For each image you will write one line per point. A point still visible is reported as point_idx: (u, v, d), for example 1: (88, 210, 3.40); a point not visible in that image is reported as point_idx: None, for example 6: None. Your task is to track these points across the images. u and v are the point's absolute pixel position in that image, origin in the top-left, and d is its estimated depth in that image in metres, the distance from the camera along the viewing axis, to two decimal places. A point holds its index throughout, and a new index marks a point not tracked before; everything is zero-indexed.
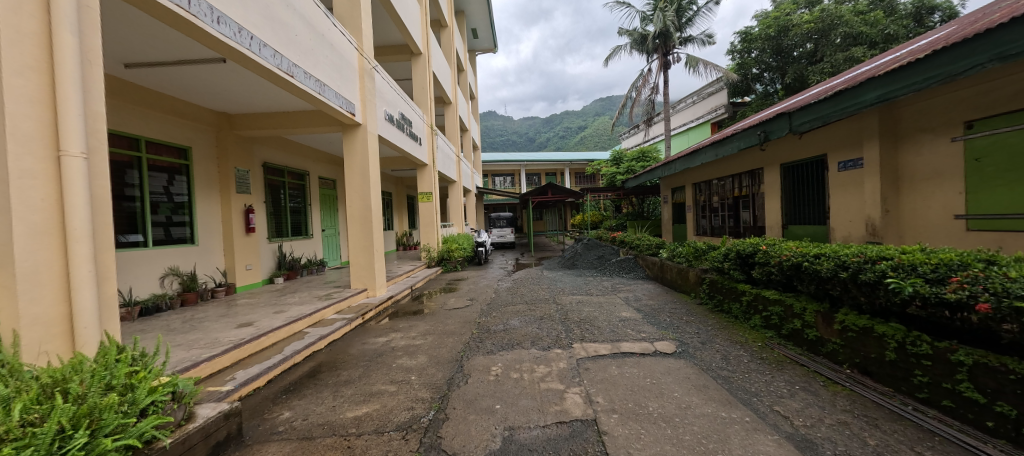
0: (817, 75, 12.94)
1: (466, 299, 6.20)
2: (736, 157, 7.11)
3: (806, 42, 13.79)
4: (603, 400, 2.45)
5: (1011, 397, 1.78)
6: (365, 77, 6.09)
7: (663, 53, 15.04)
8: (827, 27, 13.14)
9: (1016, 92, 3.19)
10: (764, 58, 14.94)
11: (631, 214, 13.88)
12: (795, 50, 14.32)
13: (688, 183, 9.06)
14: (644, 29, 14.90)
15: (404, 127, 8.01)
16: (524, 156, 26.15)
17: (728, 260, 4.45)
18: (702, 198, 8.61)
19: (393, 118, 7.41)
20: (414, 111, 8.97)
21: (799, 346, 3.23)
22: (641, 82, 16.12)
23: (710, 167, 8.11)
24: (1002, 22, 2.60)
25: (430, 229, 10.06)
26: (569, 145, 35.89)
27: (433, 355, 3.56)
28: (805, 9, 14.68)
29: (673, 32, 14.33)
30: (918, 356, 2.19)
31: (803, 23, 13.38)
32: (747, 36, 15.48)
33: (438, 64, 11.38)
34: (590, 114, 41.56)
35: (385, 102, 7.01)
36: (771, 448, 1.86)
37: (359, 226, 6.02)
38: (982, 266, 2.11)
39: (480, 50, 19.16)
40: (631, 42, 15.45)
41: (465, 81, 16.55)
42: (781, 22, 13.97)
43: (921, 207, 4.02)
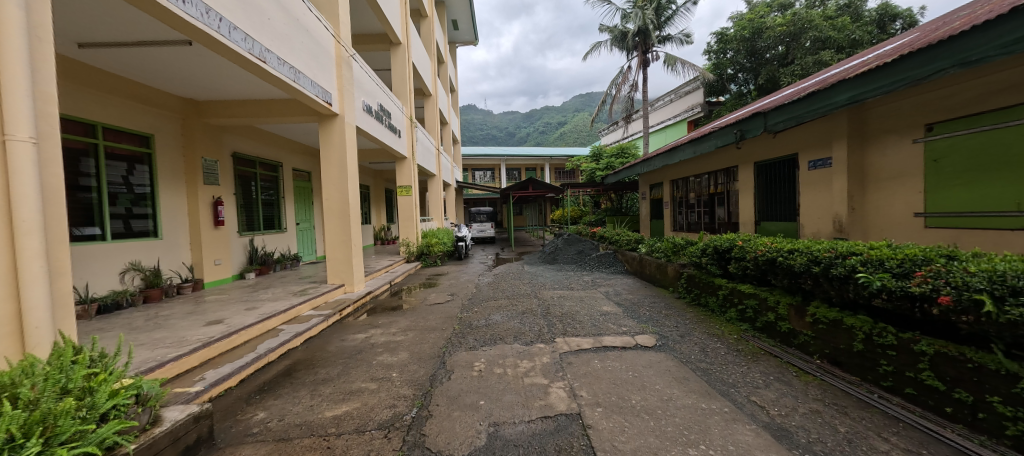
0: (788, 76, 13.46)
1: (446, 295, 6.11)
2: (712, 155, 7.30)
3: (779, 44, 14.34)
4: (587, 393, 2.47)
5: (970, 384, 1.90)
6: (343, 66, 5.86)
7: (643, 51, 15.17)
8: (798, 31, 13.69)
9: (975, 98, 3.39)
10: (738, 59, 15.43)
11: (610, 210, 14.11)
12: (768, 52, 14.90)
13: (666, 180, 9.26)
14: (625, 26, 15.00)
15: (383, 119, 7.80)
16: (505, 151, 26.03)
17: (706, 255, 4.57)
18: (679, 195, 8.80)
19: (372, 109, 7.20)
20: (393, 102, 8.72)
21: (772, 338, 3.36)
22: (621, 79, 16.26)
23: (687, 165, 8.29)
24: (967, 29, 2.73)
25: (408, 224, 9.79)
26: (550, 140, 35.97)
27: (414, 351, 3.49)
28: (778, 12, 15.21)
29: (652, 30, 14.45)
30: (884, 346, 2.32)
31: (776, 26, 13.94)
32: (723, 37, 15.89)
33: (418, 54, 11.13)
34: (571, 112, 41.86)
35: (364, 91, 6.80)
36: (749, 438, 1.92)
37: (337, 220, 5.82)
38: (944, 261, 2.22)
39: (461, 43, 18.92)
40: (612, 39, 15.51)
41: (445, 74, 16.30)
42: (754, 24, 14.50)
43: (885, 205, 4.23)
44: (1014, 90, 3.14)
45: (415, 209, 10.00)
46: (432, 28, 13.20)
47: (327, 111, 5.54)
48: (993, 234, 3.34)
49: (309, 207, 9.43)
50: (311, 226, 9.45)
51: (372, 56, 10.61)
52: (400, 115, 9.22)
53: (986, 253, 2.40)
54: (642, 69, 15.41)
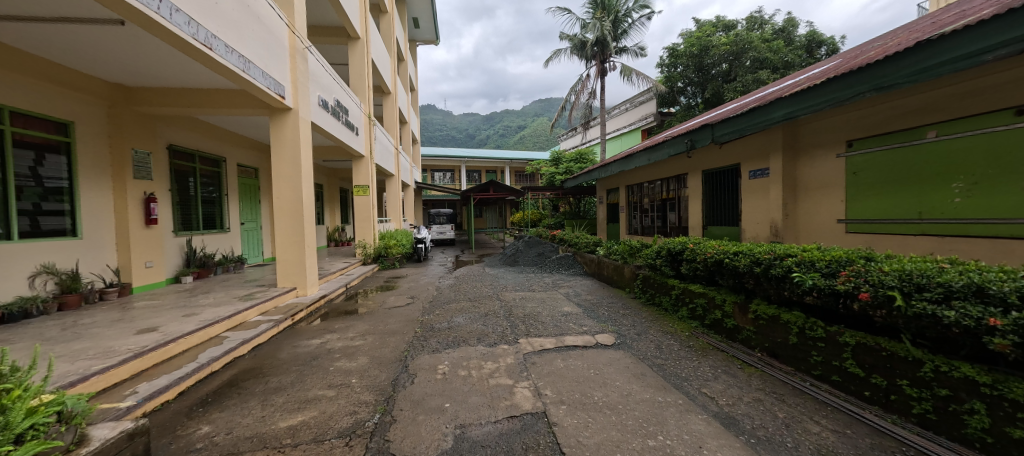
0: (732, 92, 14.57)
1: (406, 298, 5.98)
2: (664, 162, 7.71)
3: (723, 62, 15.39)
4: (551, 392, 2.52)
5: (883, 370, 2.14)
6: (298, 58, 5.57)
7: (600, 60, 15.74)
8: (740, 50, 14.82)
9: (884, 119, 3.87)
10: (687, 73, 16.38)
11: (569, 213, 14.47)
12: (713, 69, 15.81)
13: (623, 185, 9.65)
14: (584, 35, 15.51)
15: (340, 116, 7.50)
16: (466, 153, 25.92)
17: (660, 257, 4.81)
18: (634, 199, 9.21)
19: (329, 105, 6.89)
20: (351, 98, 8.40)
21: (719, 334, 3.61)
22: (580, 87, 16.75)
23: (642, 171, 8.70)
24: (882, 58, 3.10)
25: (365, 225, 9.51)
26: (510, 143, 36.26)
27: (375, 356, 3.38)
28: (722, 32, 16.41)
29: (609, 41, 15.00)
30: (815, 339, 2.57)
31: (721, 45, 15.04)
32: (673, 52, 16.85)
33: (377, 50, 10.82)
34: (534, 116, 42.58)
35: (320, 86, 6.49)
36: (701, 426, 2.05)
37: (290, 219, 5.50)
38: (863, 262, 2.50)
39: (422, 41, 18.63)
40: (572, 47, 15.96)
41: (405, 72, 15.98)
42: (702, 42, 15.54)
43: (814, 212, 4.69)
44: (917, 113, 3.59)
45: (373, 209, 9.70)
46: (392, 23, 12.90)
47: (279, 105, 5.24)
48: (898, 238, 3.82)
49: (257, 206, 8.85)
50: (258, 226, 8.86)
51: (329, 49, 10.17)
52: (358, 112, 8.91)
53: (894, 254, 2.75)
54: (601, 78, 15.97)
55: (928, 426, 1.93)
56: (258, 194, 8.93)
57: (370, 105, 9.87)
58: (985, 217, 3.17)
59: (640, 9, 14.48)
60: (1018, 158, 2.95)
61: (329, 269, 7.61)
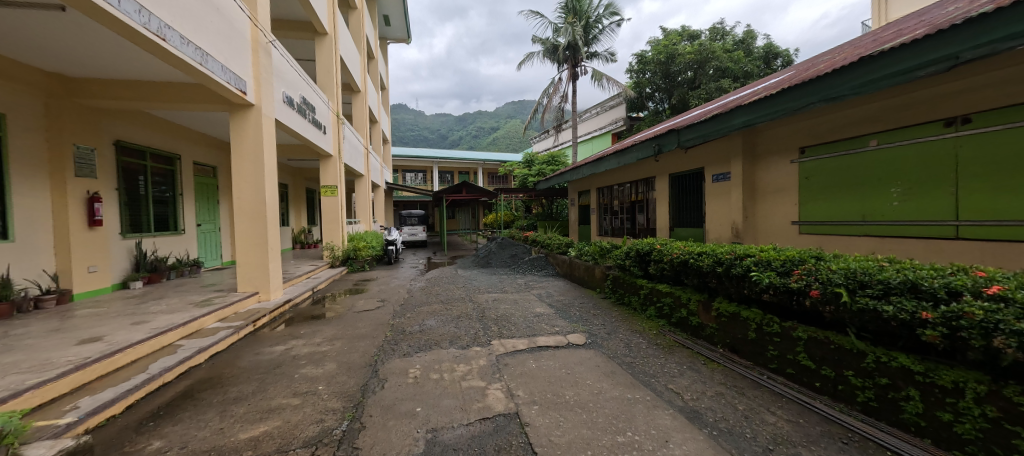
0: (696, 99, 15.25)
1: (377, 301, 5.83)
2: (633, 165, 7.94)
3: (688, 70, 16.04)
4: (524, 393, 2.53)
5: (831, 362, 2.29)
6: (261, 52, 5.33)
7: (572, 65, 16.02)
8: (703, 59, 15.52)
9: (832, 128, 4.15)
10: (655, 79, 16.89)
11: (541, 215, 14.63)
12: (679, 76, 16.44)
13: (594, 187, 9.85)
14: (556, 39, 15.76)
15: (306, 113, 7.23)
16: (439, 154, 25.68)
17: (629, 258, 4.94)
18: (605, 201, 9.41)
19: (294, 102, 6.63)
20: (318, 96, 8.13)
21: (685, 331, 3.74)
22: (552, 90, 16.98)
23: (612, 174, 8.92)
24: (831, 71, 3.33)
25: (333, 226, 9.19)
26: (483, 144, 36.25)
27: (343, 361, 3.27)
28: (687, 41, 17.13)
29: (581, 46, 15.32)
30: (771, 334, 2.71)
31: (686, 54, 15.70)
32: (642, 59, 17.40)
33: (347, 47, 10.54)
34: (507, 118, 42.83)
35: (284, 82, 6.24)
36: (667, 421, 2.12)
37: (252, 221, 5.24)
38: (814, 261, 2.66)
39: (393, 39, 18.31)
40: (544, 51, 16.17)
41: (376, 70, 15.66)
42: (669, 50, 16.14)
43: (771, 214, 4.95)
44: (860, 123, 3.88)
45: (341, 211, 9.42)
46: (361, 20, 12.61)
47: (241, 101, 4.99)
48: (843, 239, 4.10)
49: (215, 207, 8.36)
50: (216, 228, 8.36)
51: (295, 44, 9.80)
52: (325, 110, 8.64)
53: (841, 254, 2.94)
54: (572, 82, 16.25)
55: (871, 413, 2.07)
56: (217, 194, 8.45)
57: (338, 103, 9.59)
58: (921, 220, 3.44)
59: (610, 16, 14.88)
60: (948, 165, 3.23)
61: (293, 272, 7.30)
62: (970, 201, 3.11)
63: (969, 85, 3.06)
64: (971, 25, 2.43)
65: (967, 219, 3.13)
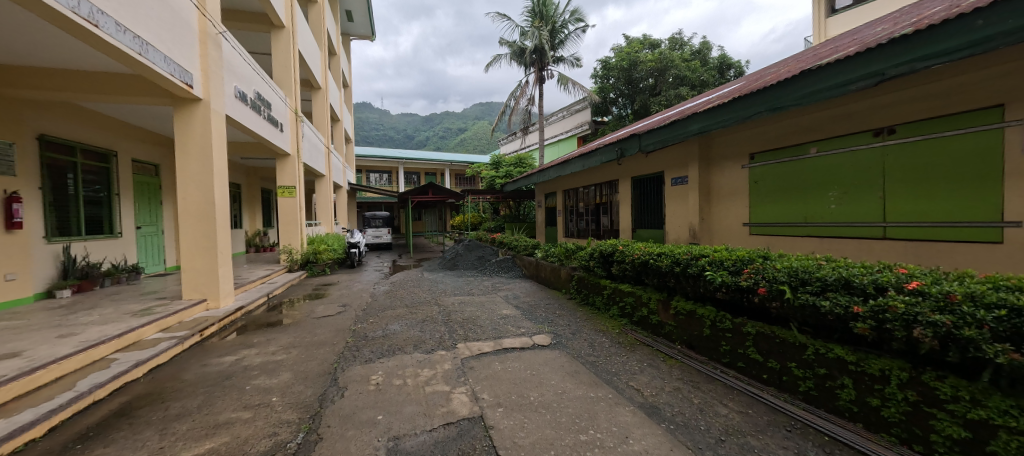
0: (657, 106, 15.97)
1: (338, 306, 5.61)
2: (598, 168, 8.15)
3: (649, 77, 16.72)
4: (489, 396, 2.51)
5: (777, 355, 2.44)
6: (210, 44, 5.00)
7: (539, 68, 16.26)
8: (663, 67, 16.27)
9: (777, 136, 4.45)
10: (619, 85, 17.53)
11: (509, 217, 14.72)
12: (641, 83, 17.16)
13: (560, 189, 10.02)
14: (523, 43, 15.93)
15: (261, 110, 6.87)
16: (404, 154, 25.24)
17: (593, 259, 5.06)
18: (570, 204, 9.59)
19: (247, 98, 6.28)
20: (274, 92, 7.75)
21: (646, 330, 3.87)
22: (519, 92, 17.14)
23: (577, 177, 9.11)
24: (778, 82, 3.56)
25: (291, 228, 8.78)
26: (451, 145, 36.03)
27: (300, 370, 3.11)
28: (648, 49, 17.83)
29: (547, 50, 15.58)
30: (724, 330, 2.86)
31: (647, 62, 16.36)
32: (606, 65, 17.95)
33: (306, 41, 10.14)
34: (474, 119, 42.89)
35: (236, 76, 5.89)
36: (628, 417, 2.18)
37: (199, 223, 4.91)
38: (761, 260, 2.83)
39: (356, 35, 17.81)
40: (511, 54, 16.32)
41: (338, 66, 15.16)
42: (631, 57, 16.74)
43: (725, 216, 5.22)
44: (802, 132, 4.17)
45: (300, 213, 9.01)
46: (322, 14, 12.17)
47: (186, 94, 4.65)
48: (788, 239, 4.39)
49: (157, 208, 7.75)
50: (158, 231, 7.75)
51: (251, 37, 9.29)
52: (283, 107, 8.24)
53: (784, 253, 3.15)
54: (539, 85, 16.48)
55: (811, 401, 2.23)
56: (160, 194, 7.83)
57: (296, 100, 9.19)
58: (854, 221, 3.74)
59: (575, 22, 15.20)
60: (877, 171, 3.53)
61: (246, 278, 6.88)
62: (896, 204, 3.41)
63: (890, 100, 3.38)
64: (895, 44, 2.68)
65: (893, 221, 3.44)
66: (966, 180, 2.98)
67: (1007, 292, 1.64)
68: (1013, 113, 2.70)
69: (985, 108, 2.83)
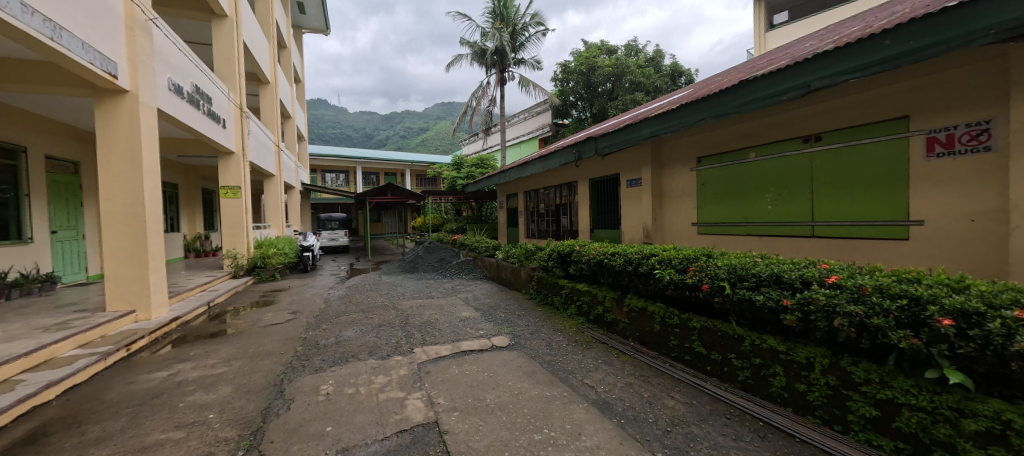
0: (614, 110, 16.56)
1: (288, 313, 5.32)
2: (557, 170, 8.31)
3: (607, 82, 17.24)
4: (444, 400, 2.47)
5: (719, 348, 2.59)
6: (138, 31, 4.58)
7: (500, 69, 16.33)
8: (620, 72, 16.82)
9: (719, 141, 4.74)
10: (578, 88, 17.72)
11: (471, 218, 14.66)
12: (599, 87, 17.51)
13: (521, 190, 10.10)
14: (484, 43, 15.95)
15: (199, 104, 6.38)
16: (361, 154, 24.47)
17: (552, 260, 5.14)
18: (531, 205, 9.69)
19: (183, 91, 5.81)
20: (216, 85, 7.24)
21: (601, 327, 3.98)
22: (481, 93, 17.13)
23: (537, 179, 9.23)
24: (719, 90, 3.77)
25: (236, 232, 8.24)
26: (411, 145, 35.39)
27: (242, 384, 2.91)
28: (606, 55, 18.34)
29: (508, 52, 15.69)
30: (672, 325, 2.99)
31: (605, 66, 16.87)
32: (565, 68, 18.31)
33: (252, 33, 9.56)
34: (435, 119, 42.50)
35: (170, 67, 5.43)
36: (581, 414, 2.22)
37: (125, 226, 4.48)
38: (705, 259, 2.99)
39: (308, 28, 17.04)
40: (472, 54, 16.28)
41: (288, 60, 14.43)
42: (589, 62, 17.23)
43: (675, 217, 5.47)
44: (743, 138, 4.45)
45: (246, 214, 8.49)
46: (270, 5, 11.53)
47: (110, 86, 4.23)
48: (731, 238, 4.66)
49: (77, 211, 6.97)
50: (78, 235, 6.98)
51: (190, 25, 8.62)
52: (225, 102, 7.70)
53: (726, 251, 3.36)
54: (500, 86, 16.55)
55: (748, 389, 2.38)
56: (79, 195, 7.05)
57: (241, 95, 8.64)
58: (788, 221, 4.04)
59: (535, 26, 15.42)
60: (807, 175, 3.84)
61: (182, 286, 6.34)
62: (822, 205, 3.73)
63: (816, 110, 3.70)
64: (819, 59, 2.93)
65: (820, 220, 3.74)
66: (879, 183, 3.30)
67: (906, 284, 1.85)
68: (917, 124, 3.04)
69: (895, 118, 3.17)
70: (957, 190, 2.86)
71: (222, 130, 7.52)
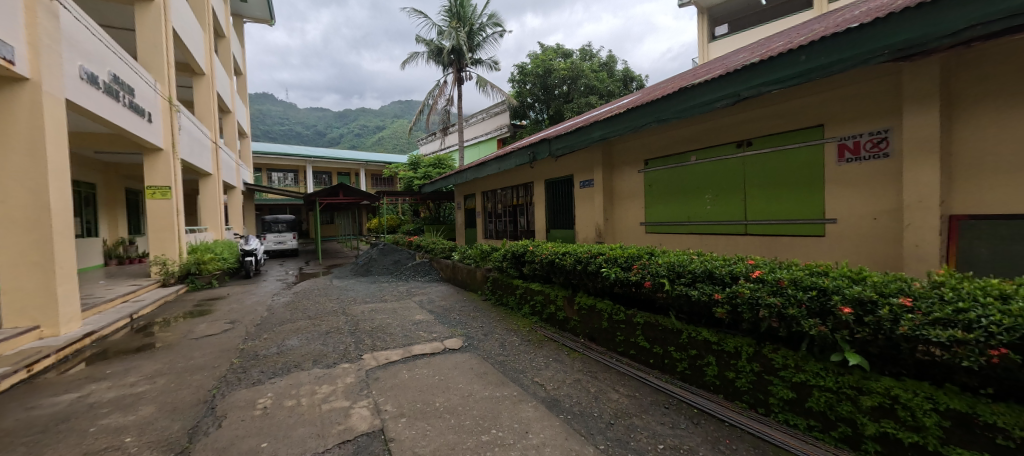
0: (570, 112, 17.00)
1: (225, 323, 4.96)
2: (513, 171, 8.39)
3: (563, 84, 17.62)
4: (392, 407, 2.41)
5: (660, 341, 2.72)
6: (40, 12, 4.07)
7: (457, 69, 16.21)
8: (575, 76, 17.31)
9: (662, 145, 4.99)
10: (535, 90, 18.10)
11: (428, 219, 14.41)
12: (555, 89, 17.87)
13: (478, 191, 10.08)
14: (440, 42, 15.78)
15: (117, 95, 5.78)
16: (312, 152, 23.38)
17: (506, 260, 5.17)
18: (489, 205, 9.70)
19: (98, 80, 5.25)
20: (139, 76, 6.60)
21: (554, 326, 4.06)
22: (437, 92, 16.93)
23: (494, 179, 9.27)
24: (661, 96, 3.96)
25: (166, 236, 7.58)
26: (366, 144, 34.29)
27: (167, 402, 2.67)
28: (561, 58, 18.73)
29: (465, 52, 15.61)
30: (619, 321, 3.11)
31: (560, 69, 17.28)
32: (522, 70, 18.54)
33: (183, 19, 8.83)
34: (392, 117, 41.56)
35: (81, 53, 4.89)
36: (530, 413, 2.26)
37: (23, 231, 3.97)
38: (647, 257, 3.14)
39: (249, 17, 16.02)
40: (428, 52, 16.04)
41: (226, 51, 13.47)
42: (545, 65, 17.57)
43: (625, 217, 5.69)
44: (683, 141, 4.71)
45: (177, 216, 7.84)
46: None
47: (3, 72, 3.72)
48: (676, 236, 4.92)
49: None
50: None
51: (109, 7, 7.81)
52: (151, 94, 7.05)
53: (667, 249, 3.54)
54: (457, 86, 16.43)
55: (686, 379, 2.53)
56: None
57: (170, 87, 7.95)
58: (724, 220, 4.32)
59: (492, 26, 15.47)
60: (740, 177, 4.13)
61: (99, 297, 5.69)
62: (753, 205, 4.03)
63: (746, 118, 4.00)
64: (748, 71, 3.17)
65: (753, 219, 4.04)
66: (801, 184, 3.61)
67: (816, 276, 2.05)
68: (830, 132, 3.37)
69: (812, 126, 3.49)
70: (862, 192, 3.19)
71: (147, 124, 6.88)
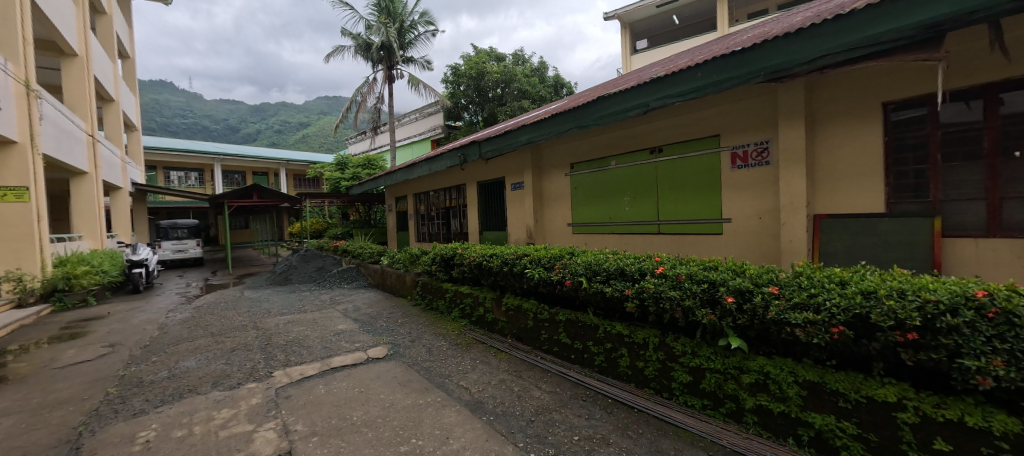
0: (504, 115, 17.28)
1: (103, 347, 4.27)
2: (444, 173, 8.30)
3: (497, 87, 17.88)
4: (303, 426, 2.25)
5: (580, 336, 2.86)
6: None
7: (388, 66, 15.64)
8: (508, 79, 17.63)
9: (587, 149, 5.25)
10: (467, 92, 18.07)
11: (358, 221, 13.71)
12: (489, 92, 18.04)
13: (410, 193, 9.82)
14: (368, 37, 15.13)
15: None
16: (222, 149, 21.08)
17: (435, 264, 5.10)
18: (422, 208, 9.48)
19: None
20: None
21: (483, 328, 4.08)
22: (367, 88, 16.20)
23: (426, 181, 9.08)
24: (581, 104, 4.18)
25: (23, 246, 6.41)
26: (290, 142, 31.69)
27: (14, 447, 2.22)
28: (495, 62, 18.92)
29: (395, 49, 15.11)
30: (543, 320, 3.21)
31: (493, 73, 17.54)
32: (456, 71, 18.45)
33: None
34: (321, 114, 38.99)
35: None
36: (451, 417, 2.25)
37: None
38: (568, 257, 3.29)
39: None
40: (356, 47, 15.28)
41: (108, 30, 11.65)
42: (478, 67, 17.70)
43: (554, 218, 5.90)
44: (604, 147, 4.99)
45: (39, 224, 6.65)
46: None
47: None
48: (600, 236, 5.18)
49: None
50: None
51: None
52: None
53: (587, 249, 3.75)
54: (387, 84, 15.83)
55: (603, 371, 2.69)
56: None
57: (24, 68, 6.65)
58: (640, 221, 4.65)
59: (425, 25, 15.19)
60: (654, 180, 4.48)
61: None
62: (665, 207, 4.39)
63: (658, 126, 4.36)
64: (655, 83, 3.46)
65: (665, 219, 4.40)
66: (704, 187, 4.01)
67: (707, 270, 2.30)
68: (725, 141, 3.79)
69: (711, 136, 3.90)
70: (751, 195, 3.64)
71: None
